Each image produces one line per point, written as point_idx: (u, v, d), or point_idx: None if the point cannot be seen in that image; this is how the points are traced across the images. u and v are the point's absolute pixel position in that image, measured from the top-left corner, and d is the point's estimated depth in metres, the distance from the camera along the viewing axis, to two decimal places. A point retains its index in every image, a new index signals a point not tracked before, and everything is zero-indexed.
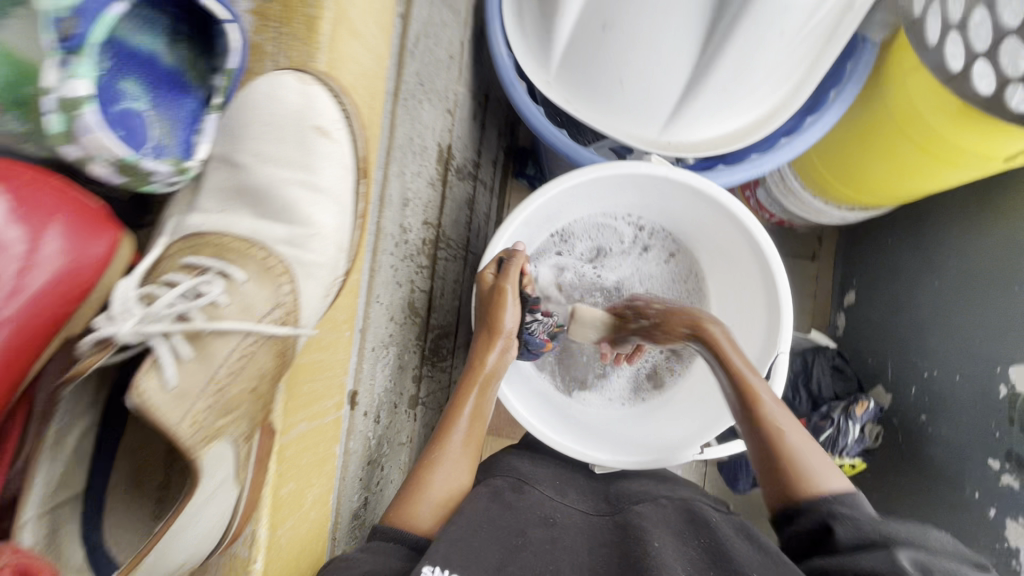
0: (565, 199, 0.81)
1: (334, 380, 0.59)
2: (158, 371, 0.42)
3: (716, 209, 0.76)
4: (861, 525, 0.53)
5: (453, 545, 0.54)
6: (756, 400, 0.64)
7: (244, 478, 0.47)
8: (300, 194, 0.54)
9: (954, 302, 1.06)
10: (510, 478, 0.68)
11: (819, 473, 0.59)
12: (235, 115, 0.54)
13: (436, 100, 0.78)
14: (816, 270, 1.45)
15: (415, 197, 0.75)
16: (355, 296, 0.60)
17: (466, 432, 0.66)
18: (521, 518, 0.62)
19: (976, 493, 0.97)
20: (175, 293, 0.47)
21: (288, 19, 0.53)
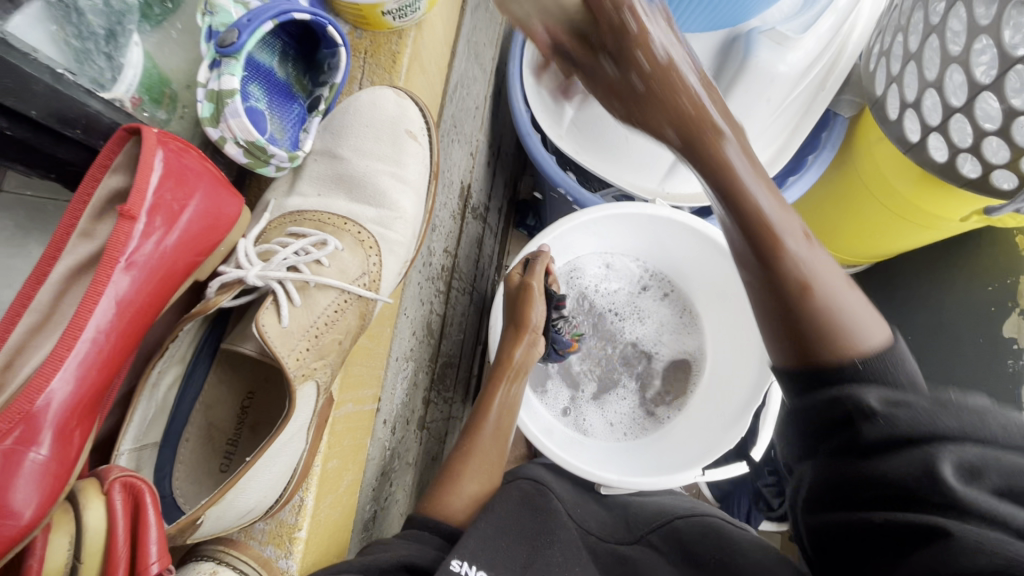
0: (575, 235, 0.89)
1: (374, 372, 0.66)
2: (275, 310, 0.52)
3: (711, 249, 0.85)
4: None
5: (483, 541, 0.59)
6: None
7: (310, 438, 0.53)
8: (389, 183, 0.66)
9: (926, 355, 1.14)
10: (531, 481, 0.73)
11: None
12: (338, 117, 0.67)
13: (463, 142, 0.86)
14: None
15: (441, 225, 0.81)
16: (398, 299, 0.69)
17: (496, 421, 0.77)
18: (547, 521, 0.66)
19: None
20: (293, 250, 0.56)
21: (375, 52, 0.64)
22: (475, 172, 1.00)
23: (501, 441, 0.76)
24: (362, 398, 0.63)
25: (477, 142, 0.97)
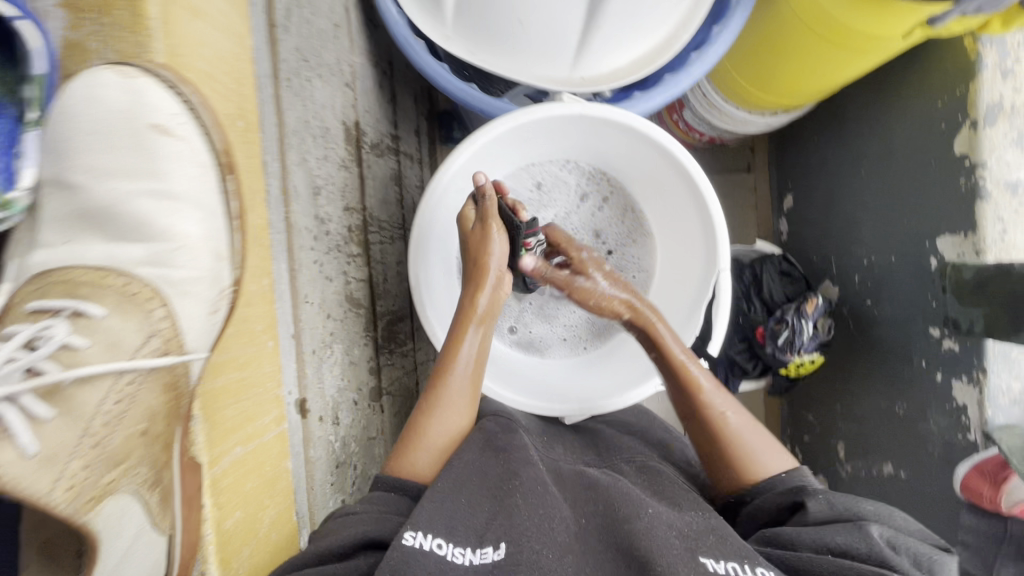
0: (486, 155, 0.79)
1: (266, 396, 0.56)
2: (11, 441, 0.41)
3: (638, 138, 0.74)
4: (834, 504, 0.56)
5: (436, 507, 0.55)
6: (698, 389, 0.67)
7: (165, 526, 0.48)
8: (149, 206, 0.49)
9: (885, 188, 1.10)
10: (501, 420, 0.71)
11: (759, 454, 0.63)
12: (53, 133, 0.50)
13: (329, 75, 0.72)
14: (754, 181, 1.49)
15: (327, 183, 0.70)
16: (272, 302, 0.57)
17: (466, 373, 0.71)
18: (510, 464, 0.62)
19: (924, 361, 1.03)
20: (10, 347, 0.44)
21: (106, 8, 0.47)
22: (362, 104, 0.87)
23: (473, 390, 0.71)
24: (258, 430, 0.55)
25: (351, 68, 0.81)
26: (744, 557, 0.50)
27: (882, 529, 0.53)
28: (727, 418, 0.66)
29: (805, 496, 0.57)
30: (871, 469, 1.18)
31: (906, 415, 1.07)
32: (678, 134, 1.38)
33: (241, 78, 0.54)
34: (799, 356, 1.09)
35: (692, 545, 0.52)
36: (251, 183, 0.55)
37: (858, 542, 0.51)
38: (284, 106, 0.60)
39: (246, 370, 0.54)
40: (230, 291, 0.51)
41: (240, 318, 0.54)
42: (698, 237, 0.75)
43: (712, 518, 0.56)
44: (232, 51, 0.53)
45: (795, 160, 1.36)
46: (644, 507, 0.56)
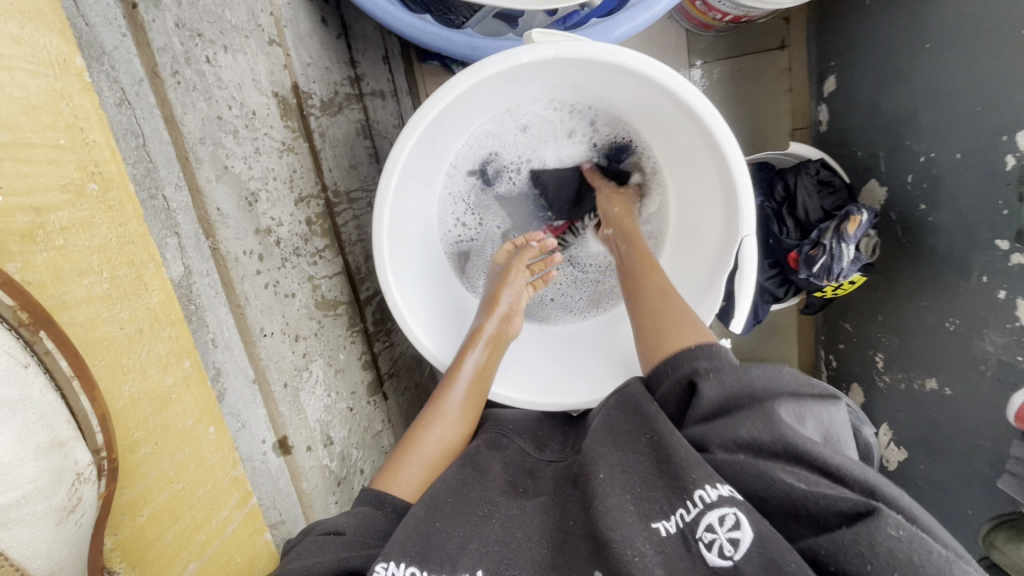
0: (452, 118, 0.63)
1: (218, 491, 0.48)
2: None
3: (643, 82, 0.58)
4: (725, 379, 0.50)
5: (415, 530, 0.48)
6: (647, 273, 0.66)
7: None
8: None
9: (958, 65, 0.87)
10: (489, 433, 0.63)
11: (688, 329, 0.57)
12: None
13: (245, 39, 0.57)
14: (789, 60, 1.21)
15: (274, 185, 0.59)
16: (204, 390, 0.47)
17: (466, 392, 0.62)
18: (488, 488, 0.55)
19: (983, 276, 0.88)
20: None
21: None
22: (298, 56, 0.66)
23: (471, 412, 0.62)
24: (215, 530, 0.49)
25: (272, 15, 0.63)
26: (684, 493, 0.44)
27: (780, 394, 0.49)
28: (670, 290, 0.64)
29: (701, 379, 0.50)
30: (910, 383, 1.06)
31: (956, 333, 0.94)
32: (696, 16, 1.15)
33: (67, 126, 0.36)
34: (836, 283, 0.98)
35: (648, 505, 0.45)
36: (96, 286, 0.38)
37: (759, 430, 0.46)
38: (178, 109, 0.48)
39: (181, 479, 0.45)
40: (89, 472, 0.35)
41: (162, 427, 0.43)
42: (716, 193, 0.62)
43: (661, 446, 0.48)
44: (38, 98, 0.34)
45: (842, 30, 1.09)
46: (595, 474, 0.49)
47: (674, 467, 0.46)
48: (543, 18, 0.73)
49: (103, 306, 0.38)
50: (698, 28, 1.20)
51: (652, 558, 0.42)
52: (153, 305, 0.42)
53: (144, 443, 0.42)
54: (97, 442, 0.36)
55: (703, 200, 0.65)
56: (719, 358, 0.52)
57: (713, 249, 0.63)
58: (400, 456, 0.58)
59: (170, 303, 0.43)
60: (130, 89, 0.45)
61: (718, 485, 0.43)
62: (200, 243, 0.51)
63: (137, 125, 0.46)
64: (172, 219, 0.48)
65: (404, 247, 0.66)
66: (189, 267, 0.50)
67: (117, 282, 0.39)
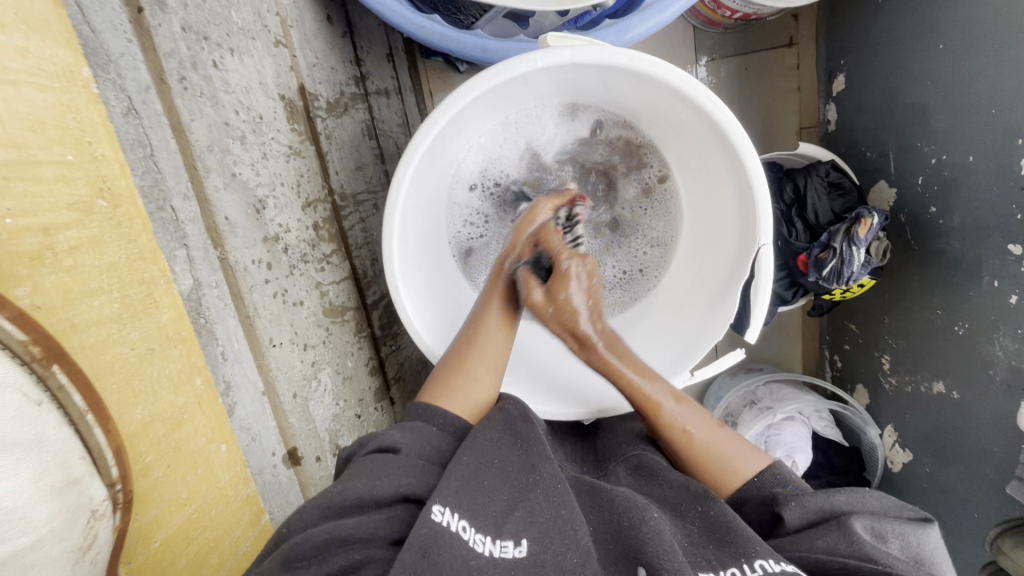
0: (462, 123, 0.62)
1: (228, 510, 0.48)
2: None
3: (662, 88, 0.57)
4: (806, 501, 0.50)
5: (467, 483, 0.47)
6: (654, 411, 0.59)
7: None
8: None
9: (972, 67, 0.86)
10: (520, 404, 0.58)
11: (731, 458, 0.56)
12: None
13: (252, 41, 0.56)
14: (796, 58, 1.20)
15: (281, 191, 0.57)
16: (219, 404, 0.47)
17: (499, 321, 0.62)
18: (534, 454, 0.53)
19: (994, 281, 0.87)
20: None
21: None
22: (303, 55, 0.65)
23: (510, 328, 0.62)
24: (228, 550, 0.48)
25: (278, 15, 0.61)
26: (742, 556, 0.45)
27: (864, 520, 0.49)
28: (690, 425, 0.58)
29: (779, 503, 0.51)
30: (917, 386, 1.05)
31: (966, 337, 0.93)
32: (704, 13, 1.13)
33: (75, 140, 0.34)
34: (846, 286, 0.96)
35: (702, 561, 0.46)
36: (106, 307, 0.36)
37: (839, 543, 0.47)
38: (185, 116, 0.47)
39: (194, 501, 0.44)
40: (104, 508, 0.34)
41: (173, 448, 0.42)
42: (733, 199, 0.61)
43: (714, 515, 0.50)
44: (46, 112, 0.33)
45: (852, 28, 1.07)
46: (646, 513, 0.48)
47: (731, 537, 0.47)
48: (555, 18, 0.72)
49: (114, 328, 0.37)
50: (706, 25, 1.19)
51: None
52: (164, 322, 0.41)
53: (156, 467, 0.41)
54: (114, 473, 0.35)
55: (717, 205, 0.64)
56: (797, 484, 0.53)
57: (729, 256, 0.63)
58: (448, 373, 0.58)
59: (179, 320, 0.43)
60: (136, 97, 0.44)
61: (779, 560, 0.44)
62: (208, 254, 0.50)
63: (143, 135, 0.44)
64: (180, 231, 0.47)
65: (414, 255, 0.64)
66: (197, 280, 0.48)
67: (127, 301, 0.38)
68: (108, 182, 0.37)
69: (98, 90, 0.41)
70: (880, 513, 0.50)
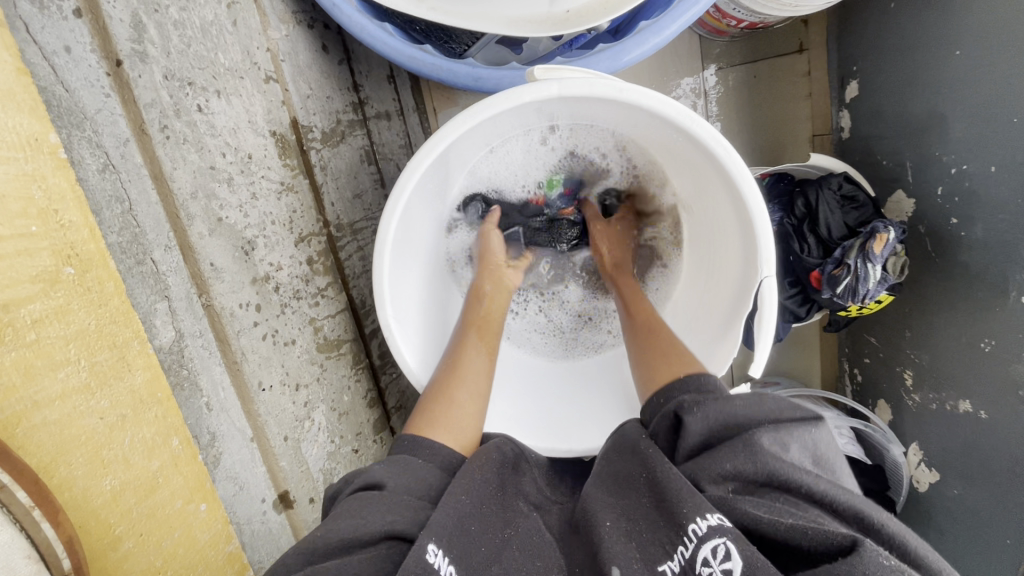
0: (455, 154, 0.61)
1: (208, 569, 0.47)
2: None
3: (653, 118, 0.55)
4: (709, 413, 0.48)
5: (461, 522, 0.45)
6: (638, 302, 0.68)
7: None
8: None
9: (993, 74, 0.82)
10: (512, 450, 0.57)
11: (684, 355, 0.59)
12: None
13: (241, 79, 0.55)
14: (808, 64, 1.16)
15: (272, 230, 0.57)
16: (199, 461, 0.46)
17: (479, 342, 0.63)
18: (509, 505, 0.51)
19: (1021, 296, 0.83)
20: None
21: None
22: (296, 89, 0.64)
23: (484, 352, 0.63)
24: None
25: (269, 51, 0.60)
26: (680, 529, 0.43)
27: (769, 430, 0.46)
28: (660, 329, 0.64)
29: (684, 413, 0.49)
30: (941, 404, 1.00)
31: (992, 354, 0.89)
32: (711, 22, 1.10)
33: (40, 210, 0.34)
34: (863, 304, 0.93)
35: (654, 549, 0.43)
36: (72, 378, 0.36)
37: (743, 462, 0.44)
38: (167, 165, 0.47)
39: (169, 567, 0.43)
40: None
41: (147, 514, 0.42)
42: (733, 227, 0.59)
43: (657, 482, 0.47)
44: (8, 186, 0.32)
45: (865, 33, 1.03)
46: (601, 521, 0.46)
47: (668, 506, 0.44)
48: (549, 43, 0.70)
49: (81, 399, 0.37)
50: (712, 34, 1.16)
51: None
52: (138, 385, 0.40)
53: (127, 538, 0.40)
54: (66, 563, 0.34)
55: (719, 232, 0.62)
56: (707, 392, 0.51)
57: (731, 284, 0.61)
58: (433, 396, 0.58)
59: (156, 380, 0.42)
60: (114, 152, 0.44)
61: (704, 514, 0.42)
62: (192, 303, 0.49)
63: (122, 190, 0.45)
64: (161, 283, 0.47)
65: (408, 290, 0.64)
66: (180, 330, 0.48)
67: (96, 369, 0.38)
68: (82, 246, 0.36)
69: (74, 148, 0.41)
70: (784, 418, 0.47)
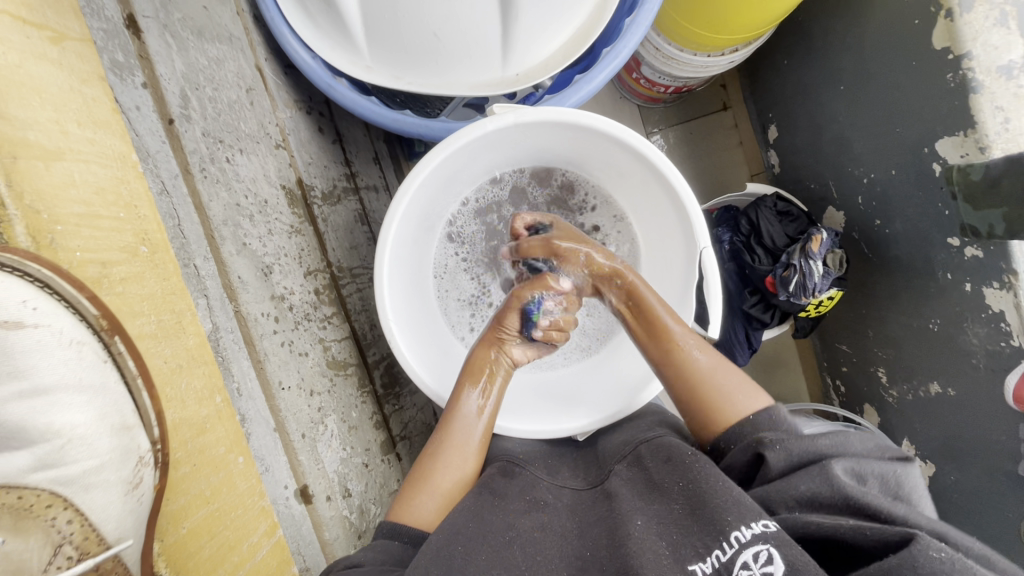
0: (433, 188, 0.73)
1: (246, 515, 0.50)
2: None
3: (590, 136, 0.69)
4: (790, 448, 0.52)
5: (434, 554, 0.51)
6: (665, 341, 0.65)
7: None
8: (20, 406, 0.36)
9: (871, 99, 1.00)
10: (500, 463, 0.66)
11: (730, 397, 0.61)
12: None
13: (254, 144, 0.68)
14: (733, 118, 1.37)
15: (281, 258, 0.66)
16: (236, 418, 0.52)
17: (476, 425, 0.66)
18: (508, 514, 0.58)
19: (947, 274, 0.94)
20: None
21: None
22: (300, 157, 0.77)
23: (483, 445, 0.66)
24: (247, 554, 0.49)
25: (278, 126, 0.74)
26: (721, 535, 0.48)
27: (846, 461, 0.51)
28: (697, 362, 0.64)
29: (765, 446, 0.54)
30: (916, 392, 1.07)
31: (941, 331, 0.98)
32: (642, 92, 1.31)
33: (126, 203, 0.44)
34: (815, 298, 1.03)
35: (685, 550, 0.49)
36: (145, 326, 0.44)
37: (819, 486, 0.49)
38: (205, 198, 0.57)
39: (216, 500, 0.48)
40: (148, 457, 0.42)
41: (198, 451, 0.47)
42: (671, 215, 0.71)
43: (694, 491, 0.53)
44: (106, 182, 0.43)
45: (773, 87, 1.25)
46: (633, 521, 0.53)
47: (705, 515, 0.50)
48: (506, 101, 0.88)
49: (149, 343, 0.45)
50: (647, 102, 1.36)
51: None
52: (190, 345, 0.48)
53: (184, 463, 0.46)
54: (155, 434, 0.43)
55: (663, 228, 0.74)
56: (781, 431, 0.56)
57: (683, 264, 0.72)
58: (430, 466, 0.64)
59: (202, 345, 0.50)
60: (168, 181, 0.54)
61: (758, 521, 0.47)
62: (224, 305, 0.57)
63: (173, 210, 0.54)
64: (201, 283, 0.55)
65: (403, 306, 0.73)
66: (216, 324, 0.56)
67: (162, 323, 0.46)
68: (147, 238, 0.46)
69: None
70: (861, 457, 0.51)
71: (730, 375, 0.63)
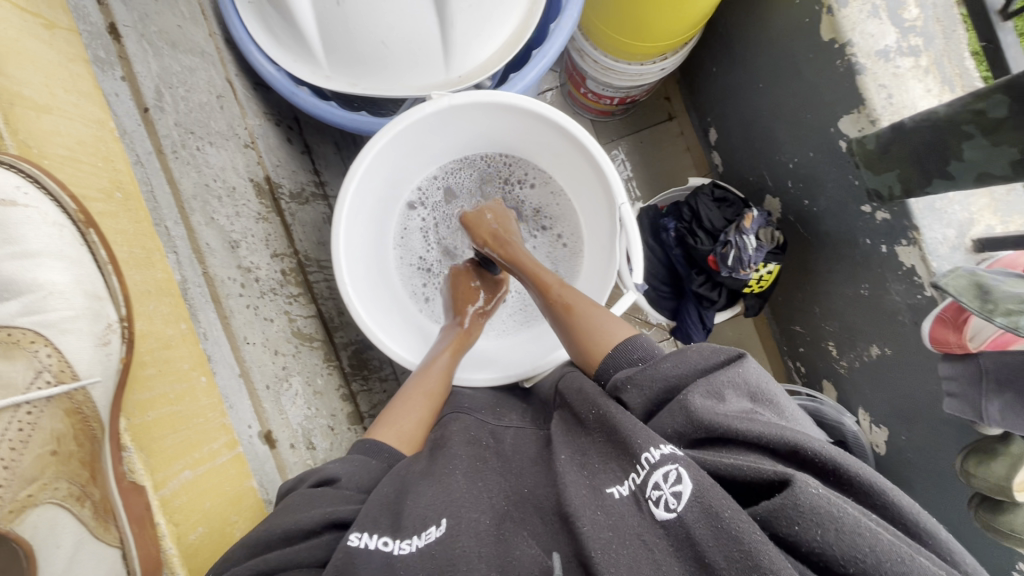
0: (384, 169, 0.83)
1: (209, 425, 0.61)
2: None
3: (517, 115, 0.79)
4: (642, 387, 0.57)
5: (385, 505, 0.55)
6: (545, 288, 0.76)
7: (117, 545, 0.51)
8: (14, 266, 0.52)
9: (783, 92, 1.13)
10: (449, 413, 0.71)
11: (607, 326, 0.67)
12: None
13: (223, 140, 0.76)
14: (679, 127, 1.50)
15: (248, 236, 0.74)
16: (199, 343, 0.64)
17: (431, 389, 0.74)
18: (456, 454, 0.62)
19: (868, 240, 1.02)
20: None
21: None
22: (269, 159, 0.86)
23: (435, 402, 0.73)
24: (207, 455, 0.60)
25: (247, 130, 0.83)
26: (633, 458, 0.51)
27: (697, 388, 0.54)
28: (574, 301, 0.72)
29: (623, 391, 0.58)
30: (861, 358, 1.12)
31: (871, 295, 1.05)
32: (591, 107, 1.44)
33: (105, 156, 0.59)
34: (751, 270, 1.13)
35: (604, 475, 0.52)
36: (121, 251, 0.58)
37: (682, 422, 0.53)
38: (176, 174, 0.66)
39: (179, 404, 0.59)
40: (117, 326, 0.56)
41: (163, 362, 0.59)
42: (594, 179, 0.80)
43: (604, 419, 0.56)
44: (87, 137, 0.57)
45: (708, 94, 1.38)
46: (558, 458, 0.56)
47: (618, 443, 0.53)
48: None
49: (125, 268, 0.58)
50: (600, 116, 1.48)
51: (603, 520, 0.48)
52: (159, 278, 0.61)
53: (150, 365, 0.58)
54: (122, 312, 0.56)
55: (591, 193, 0.84)
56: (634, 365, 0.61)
57: (609, 221, 0.81)
58: (395, 411, 0.70)
59: (170, 281, 0.63)
60: (142, 156, 0.64)
61: (656, 446, 0.50)
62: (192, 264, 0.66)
63: (147, 178, 0.63)
64: (171, 242, 0.64)
65: (361, 275, 0.81)
66: (185, 278, 0.65)
67: (133, 254, 0.59)
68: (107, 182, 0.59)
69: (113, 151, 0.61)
70: (704, 376, 0.55)
71: (605, 313, 0.70)
